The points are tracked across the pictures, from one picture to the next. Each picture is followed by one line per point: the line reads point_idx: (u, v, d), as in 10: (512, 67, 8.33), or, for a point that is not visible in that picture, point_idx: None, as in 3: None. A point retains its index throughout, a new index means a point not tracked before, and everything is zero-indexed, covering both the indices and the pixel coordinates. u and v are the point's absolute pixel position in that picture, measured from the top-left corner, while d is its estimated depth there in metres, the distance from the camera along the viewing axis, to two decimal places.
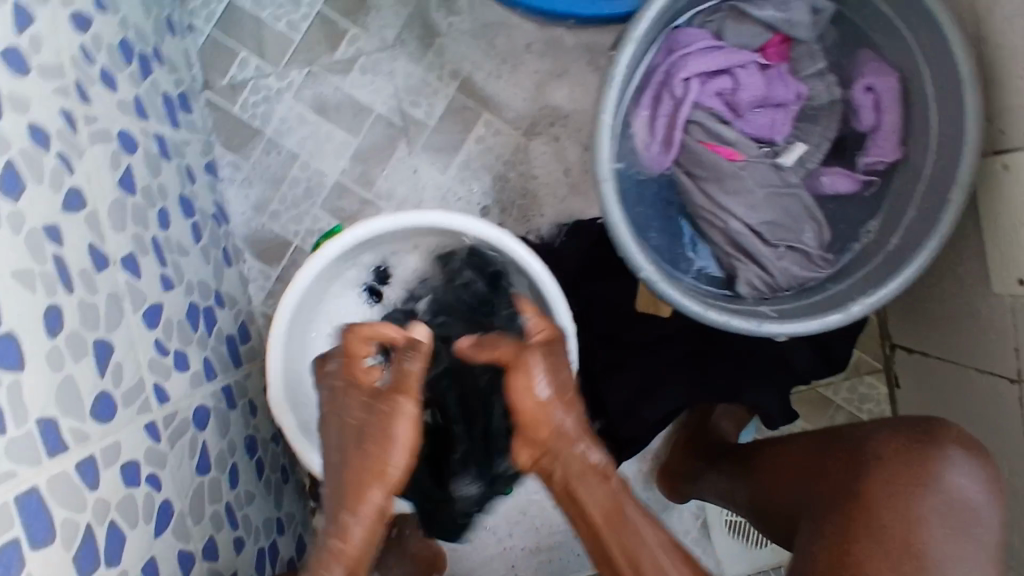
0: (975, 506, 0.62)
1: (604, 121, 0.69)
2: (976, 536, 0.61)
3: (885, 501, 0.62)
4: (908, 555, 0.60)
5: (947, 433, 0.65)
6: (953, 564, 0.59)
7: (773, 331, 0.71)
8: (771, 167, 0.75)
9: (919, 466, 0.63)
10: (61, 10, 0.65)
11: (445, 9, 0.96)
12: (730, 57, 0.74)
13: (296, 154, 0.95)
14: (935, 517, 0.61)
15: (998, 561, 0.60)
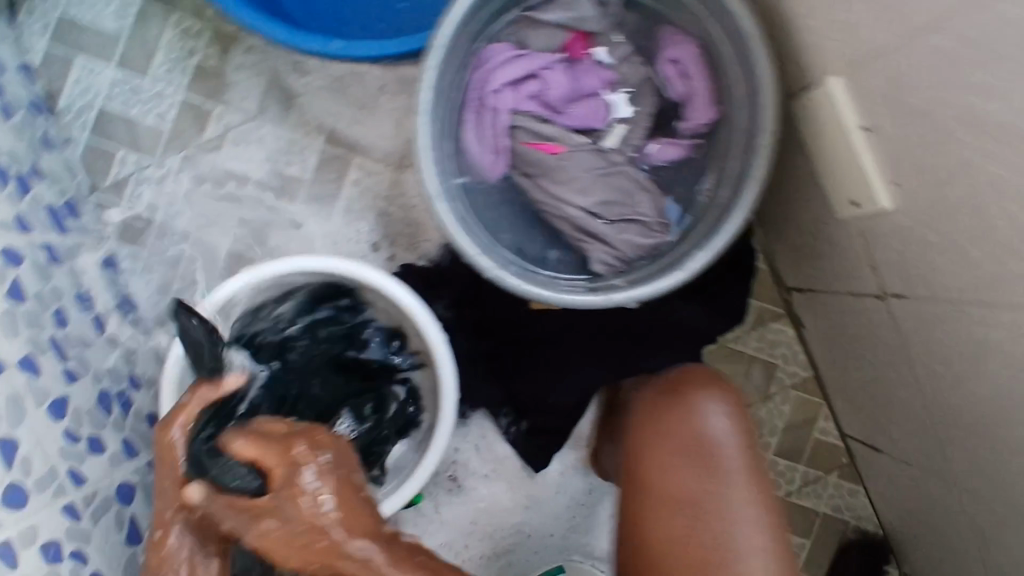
0: (715, 440, 0.81)
1: (423, 146, 0.73)
2: (727, 466, 0.80)
3: (650, 455, 0.82)
4: (668, 491, 0.81)
5: (683, 389, 0.83)
6: (701, 490, 0.79)
7: (625, 300, 0.75)
8: (597, 152, 0.79)
9: (671, 434, 0.82)
10: None
11: (297, 71, 1.00)
12: (532, 62, 0.78)
13: (187, 234, 1.00)
14: (683, 459, 0.81)
15: (739, 475, 0.80)
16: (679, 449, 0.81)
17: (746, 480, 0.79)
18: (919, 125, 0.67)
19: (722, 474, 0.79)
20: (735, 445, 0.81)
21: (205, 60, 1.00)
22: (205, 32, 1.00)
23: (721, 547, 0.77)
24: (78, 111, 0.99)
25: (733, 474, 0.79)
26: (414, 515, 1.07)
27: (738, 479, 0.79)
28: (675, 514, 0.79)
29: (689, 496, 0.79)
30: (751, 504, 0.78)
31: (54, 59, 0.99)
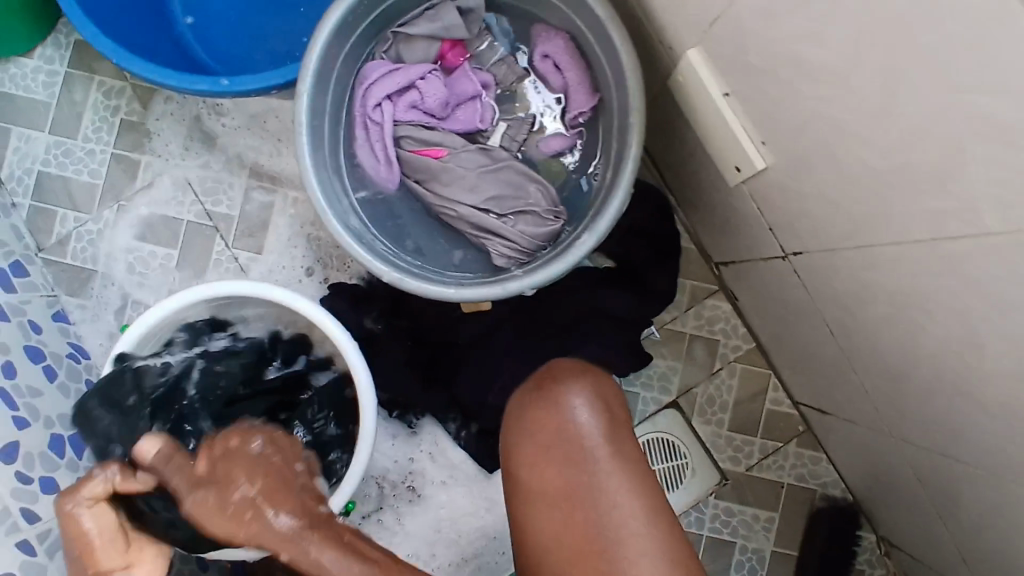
0: (586, 437, 0.74)
1: (308, 165, 0.77)
2: (595, 457, 0.73)
3: (523, 464, 0.76)
4: (545, 500, 0.74)
5: (552, 387, 0.77)
6: (578, 493, 0.72)
7: (518, 288, 0.77)
8: (483, 152, 0.83)
9: (535, 429, 0.76)
10: None
11: (215, 113, 1.07)
12: (408, 73, 0.82)
13: (130, 280, 1.06)
14: (555, 464, 0.74)
15: (617, 471, 0.73)
16: (547, 449, 0.75)
17: (618, 466, 0.73)
18: (757, 76, 0.70)
19: (590, 464, 0.73)
20: (602, 433, 0.74)
21: (130, 115, 1.07)
22: (127, 90, 1.07)
23: (597, 536, 0.71)
24: (19, 178, 1.06)
25: (602, 462, 0.73)
26: (377, 529, 1.07)
27: (608, 468, 0.73)
28: (549, 510, 0.73)
29: (557, 490, 0.73)
30: (625, 488, 0.72)
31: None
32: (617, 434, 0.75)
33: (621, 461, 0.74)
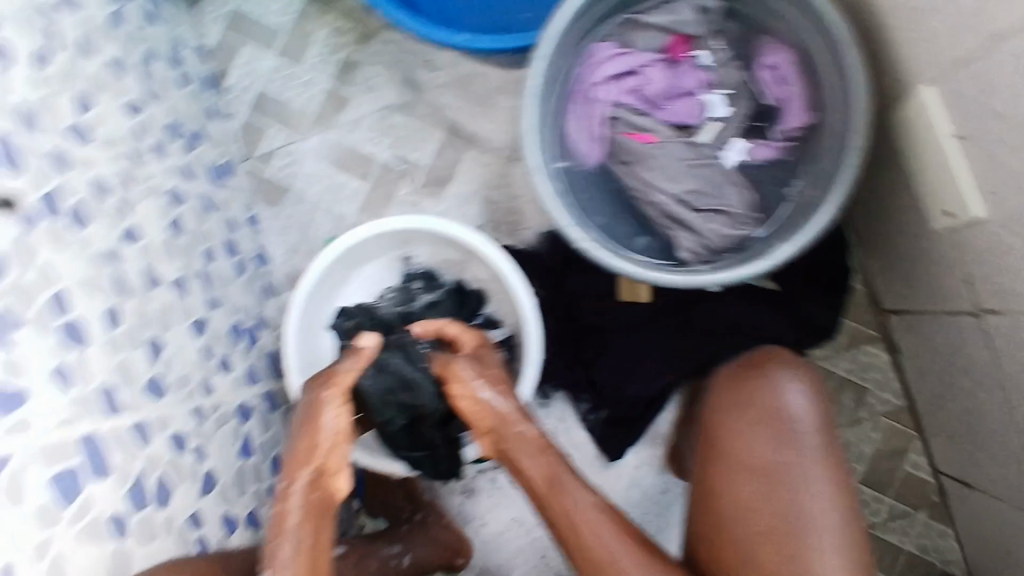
0: (798, 418, 0.77)
1: (528, 126, 0.79)
2: (804, 440, 0.76)
3: (724, 428, 0.78)
4: (742, 468, 0.76)
5: (769, 363, 0.80)
6: (778, 468, 0.75)
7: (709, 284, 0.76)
8: (689, 145, 0.82)
9: (753, 399, 0.78)
10: (111, 103, 0.87)
11: (428, 67, 1.13)
12: (634, 58, 0.84)
13: (318, 203, 1.13)
14: (761, 434, 0.77)
15: (821, 459, 0.75)
16: (754, 419, 0.77)
17: (824, 454, 0.75)
18: (1009, 120, 0.68)
19: (798, 444, 0.75)
20: (814, 419, 0.77)
21: (351, 54, 1.14)
22: (354, 31, 1.15)
23: (794, 517, 0.73)
24: (241, 91, 1.15)
25: (812, 448, 0.75)
26: (489, 487, 1.10)
27: (816, 454, 0.75)
28: (744, 479, 0.75)
29: (758, 463, 0.76)
30: (828, 477, 0.74)
31: (226, 46, 1.16)
32: (827, 425, 0.77)
33: (827, 451, 0.76)
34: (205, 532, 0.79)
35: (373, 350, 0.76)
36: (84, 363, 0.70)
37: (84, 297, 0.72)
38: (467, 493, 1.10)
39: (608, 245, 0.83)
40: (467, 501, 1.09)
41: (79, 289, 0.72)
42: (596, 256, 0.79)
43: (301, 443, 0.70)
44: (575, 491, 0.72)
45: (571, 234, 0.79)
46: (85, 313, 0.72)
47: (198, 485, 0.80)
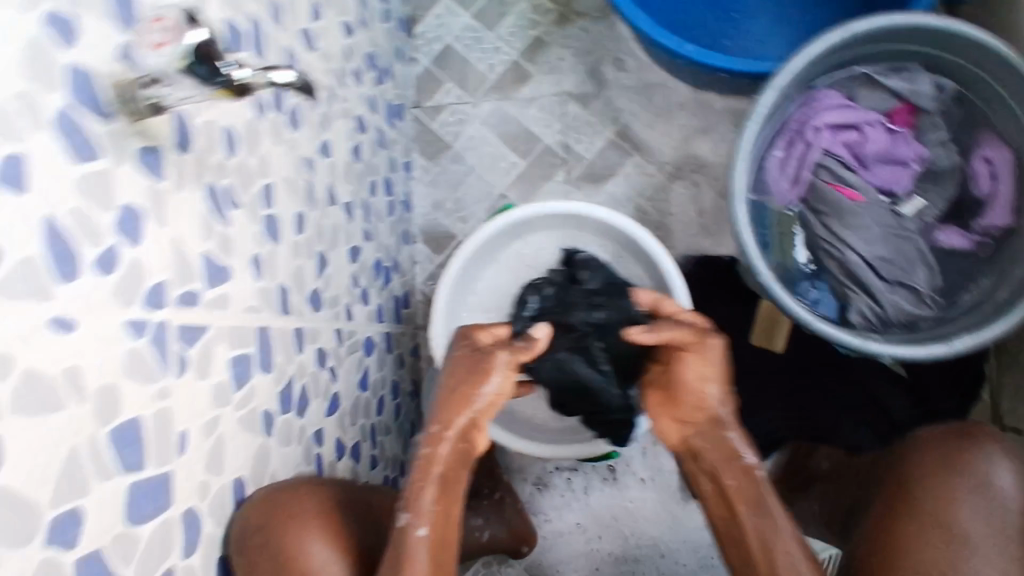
0: (1008, 499, 0.72)
1: (743, 151, 0.79)
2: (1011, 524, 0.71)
3: (925, 482, 0.75)
4: (939, 530, 0.71)
5: (986, 433, 0.77)
6: (977, 541, 0.70)
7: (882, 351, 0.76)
8: (891, 213, 0.83)
9: (962, 465, 0.74)
10: (337, 21, 0.87)
11: (616, 66, 1.12)
12: (858, 114, 0.84)
13: (473, 167, 1.14)
14: (968, 502, 0.72)
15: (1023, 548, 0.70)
16: (963, 485, 0.73)
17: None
18: None
19: (1005, 527, 0.71)
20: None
21: (544, 34, 1.14)
22: (553, 12, 1.14)
23: None
24: (429, 40, 1.16)
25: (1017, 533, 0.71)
26: (563, 486, 1.09)
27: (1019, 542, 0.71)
28: (937, 544, 0.70)
29: (957, 529, 0.71)
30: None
31: None
32: None
33: None
34: (323, 451, 0.79)
35: (543, 340, 0.73)
36: (274, 258, 0.69)
37: (286, 195, 0.73)
38: (540, 486, 1.10)
39: (784, 286, 0.82)
40: (538, 494, 1.09)
41: (284, 187, 0.72)
42: (772, 290, 0.79)
43: (454, 401, 0.70)
44: (777, 516, 0.68)
45: (755, 264, 0.79)
46: (282, 211, 0.72)
47: (325, 403, 0.80)
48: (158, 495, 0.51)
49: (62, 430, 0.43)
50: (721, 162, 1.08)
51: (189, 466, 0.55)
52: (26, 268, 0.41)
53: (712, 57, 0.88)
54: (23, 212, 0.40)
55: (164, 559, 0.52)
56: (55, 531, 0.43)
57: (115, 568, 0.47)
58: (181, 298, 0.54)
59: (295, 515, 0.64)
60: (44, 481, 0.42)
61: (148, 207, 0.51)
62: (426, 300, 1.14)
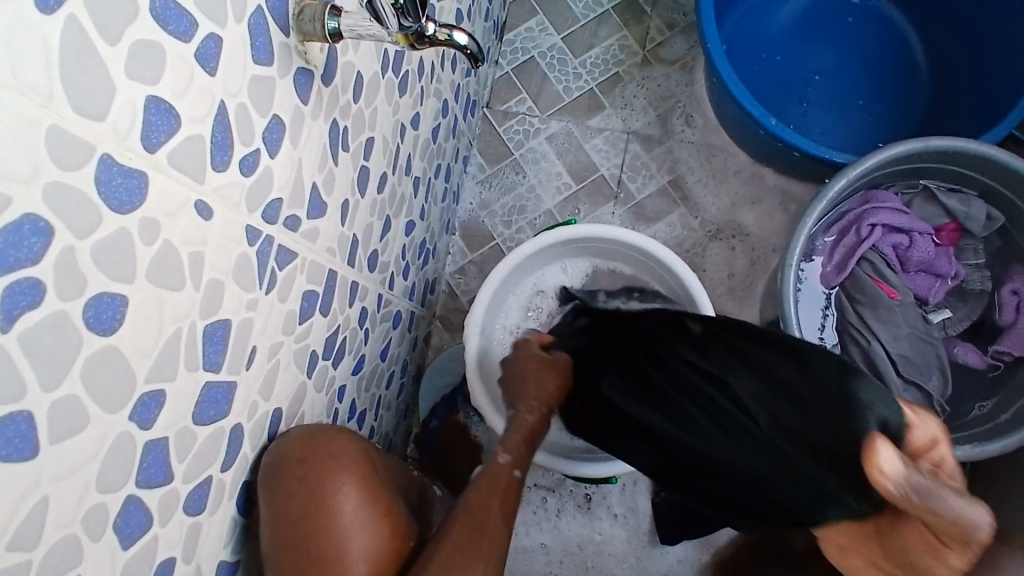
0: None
1: (802, 232, 0.86)
2: None
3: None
4: None
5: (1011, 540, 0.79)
6: None
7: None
8: (922, 319, 0.90)
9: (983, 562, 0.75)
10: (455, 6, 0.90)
11: (684, 120, 1.17)
12: (913, 222, 0.90)
13: (527, 177, 1.17)
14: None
15: None
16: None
17: None
18: None
19: None
20: None
21: (625, 72, 1.19)
22: (638, 55, 1.19)
23: None
24: (515, 49, 1.20)
25: None
26: (537, 503, 1.09)
27: None
28: None
29: None
30: None
31: (523, 5, 1.20)
32: None
33: None
34: (341, 408, 0.78)
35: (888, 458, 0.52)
36: (356, 208, 0.70)
37: (379, 151, 0.74)
38: None
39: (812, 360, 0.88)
40: None
41: (380, 145, 0.74)
42: None
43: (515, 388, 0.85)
44: None
45: (789, 332, 0.85)
46: (372, 165, 0.73)
47: (355, 362, 0.79)
48: (221, 402, 0.50)
49: (177, 309, 0.42)
50: (761, 234, 1.13)
51: (249, 382, 0.54)
52: (194, 143, 0.41)
53: (790, 135, 0.94)
54: (207, 91, 0.41)
55: (206, 467, 0.50)
56: (140, 407, 0.41)
57: (172, 462, 0.45)
58: (287, 220, 0.55)
59: (329, 457, 0.60)
60: (148, 354, 0.40)
61: (288, 123, 0.52)
62: (450, 291, 1.15)
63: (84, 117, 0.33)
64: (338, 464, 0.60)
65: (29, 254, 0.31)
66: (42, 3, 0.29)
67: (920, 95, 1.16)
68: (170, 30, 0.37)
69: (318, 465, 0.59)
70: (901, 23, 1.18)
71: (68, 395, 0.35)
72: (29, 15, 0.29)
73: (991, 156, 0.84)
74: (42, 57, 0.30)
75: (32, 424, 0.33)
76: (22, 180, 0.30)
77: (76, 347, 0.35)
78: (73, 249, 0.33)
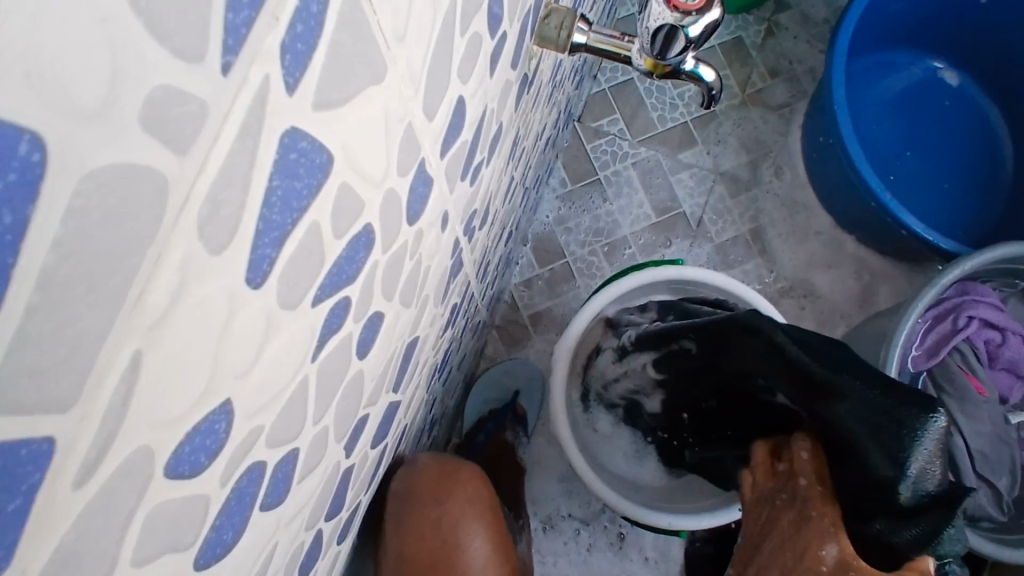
0: None
1: (912, 313, 0.86)
2: None
3: None
4: None
5: None
6: None
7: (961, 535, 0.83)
8: (1002, 418, 0.90)
9: None
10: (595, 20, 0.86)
11: (773, 172, 1.15)
12: (1007, 320, 0.91)
13: (608, 200, 1.14)
14: None
15: None
16: None
17: None
18: None
19: None
20: None
21: (721, 112, 1.17)
22: (737, 97, 1.17)
23: None
24: (616, 69, 1.16)
25: None
26: (569, 535, 1.06)
27: None
28: None
29: None
30: None
31: None
32: None
33: None
34: (428, 419, 0.73)
35: None
36: (495, 220, 0.66)
37: (523, 161, 0.70)
38: (545, 526, 1.06)
39: None
40: (542, 533, 1.06)
41: (525, 155, 0.70)
42: None
43: None
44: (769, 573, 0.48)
45: None
46: (515, 176, 0.69)
47: (447, 373, 0.75)
48: (388, 424, 0.45)
49: (402, 330, 0.38)
50: (832, 299, 1.12)
51: (404, 402, 0.49)
52: (461, 151, 0.36)
53: (900, 212, 0.94)
54: (483, 93, 0.37)
55: (360, 494, 0.45)
56: (353, 435, 0.36)
57: (347, 492, 0.41)
58: (469, 231, 0.51)
59: (464, 498, 0.62)
60: (376, 375, 0.36)
61: (502, 130, 0.47)
62: (512, 302, 1.11)
63: (427, 115, 0.27)
64: (470, 505, 0.62)
65: (354, 269, 0.26)
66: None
67: (1005, 187, 1.15)
68: (490, 23, 0.32)
69: (449, 506, 0.61)
70: (994, 115, 1.18)
71: (323, 429, 0.30)
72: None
73: None
74: (426, 41, 0.24)
75: (293, 464, 0.28)
76: (374, 184, 0.24)
77: (344, 372, 0.30)
78: (376, 265, 0.28)
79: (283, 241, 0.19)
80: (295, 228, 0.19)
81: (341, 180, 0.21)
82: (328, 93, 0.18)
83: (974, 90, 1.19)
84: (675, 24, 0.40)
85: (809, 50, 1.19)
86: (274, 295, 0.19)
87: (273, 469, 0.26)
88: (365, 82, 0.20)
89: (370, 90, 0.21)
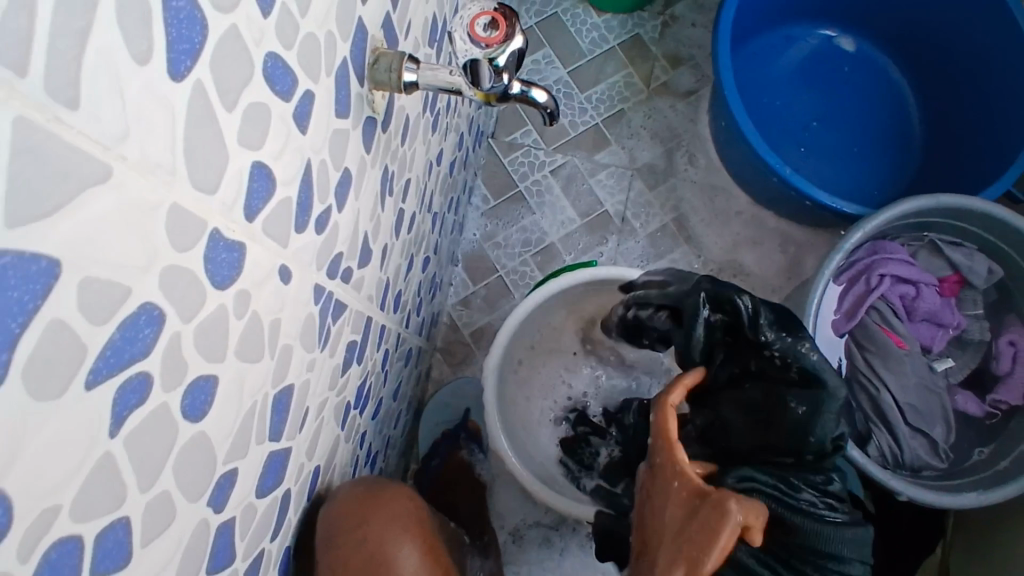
0: None
1: (821, 280, 0.89)
2: None
3: None
4: None
5: None
6: None
7: (900, 488, 0.85)
8: (927, 367, 0.93)
9: None
10: None
11: (687, 159, 1.18)
12: (918, 273, 0.94)
13: (532, 210, 1.16)
14: None
15: None
16: None
17: None
18: None
19: None
20: None
21: (629, 109, 1.20)
22: (643, 92, 1.20)
23: None
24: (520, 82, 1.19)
25: None
26: (539, 542, 1.07)
27: None
28: None
29: None
30: None
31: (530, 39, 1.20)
32: None
33: None
34: (361, 453, 0.75)
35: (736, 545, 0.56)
36: (390, 254, 0.68)
37: (413, 191, 0.72)
38: (514, 538, 1.07)
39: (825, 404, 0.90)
40: (512, 546, 1.07)
41: (414, 186, 0.72)
42: None
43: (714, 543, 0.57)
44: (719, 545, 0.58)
45: None
46: (406, 206, 0.71)
47: (374, 407, 0.77)
48: (277, 470, 0.47)
49: (257, 382, 0.39)
50: (761, 275, 1.15)
51: (300, 446, 0.51)
52: (284, 207, 0.38)
53: (803, 184, 0.97)
54: (298, 150, 0.38)
55: (259, 542, 0.47)
56: (215, 491, 0.38)
57: (235, 543, 0.42)
58: (344, 273, 0.53)
59: (389, 516, 0.59)
60: (228, 433, 0.37)
61: (354, 174, 0.49)
62: (452, 323, 1.13)
63: (200, 192, 0.29)
64: (398, 520, 0.59)
65: (141, 346, 0.27)
66: (173, 70, 0.26)
67: (912, 142, 1.19)
68: (277, 90, 0.34)
69: (376, 523, 0.58)
70: (895, 75, 1.22)
71: (160, 493, 0.32)
72: (161, 83, 0.25)
73: (989, 214, 0.89)
74: (167, 129, 0.26)
75: (128, 529, 0.30)
76: (140, 266, 0.26)
77: (170, 439, 0.31)
78: (178, 334, 0.30)
79: (14, 347, 0.21)
80: (26, 332, 0.21)
81: (83, 274, 0.23)
82: (25, 209, 0.20)
83: (871, 53, 1.23)
84: (487, 54, 0.43)
85: (706, 37, 1.22)
86: (21, 395, 0.22)
87: (96, 539, 0.28)
88: (83, 185, 0.22)
89: (96, 190, 0.23)
